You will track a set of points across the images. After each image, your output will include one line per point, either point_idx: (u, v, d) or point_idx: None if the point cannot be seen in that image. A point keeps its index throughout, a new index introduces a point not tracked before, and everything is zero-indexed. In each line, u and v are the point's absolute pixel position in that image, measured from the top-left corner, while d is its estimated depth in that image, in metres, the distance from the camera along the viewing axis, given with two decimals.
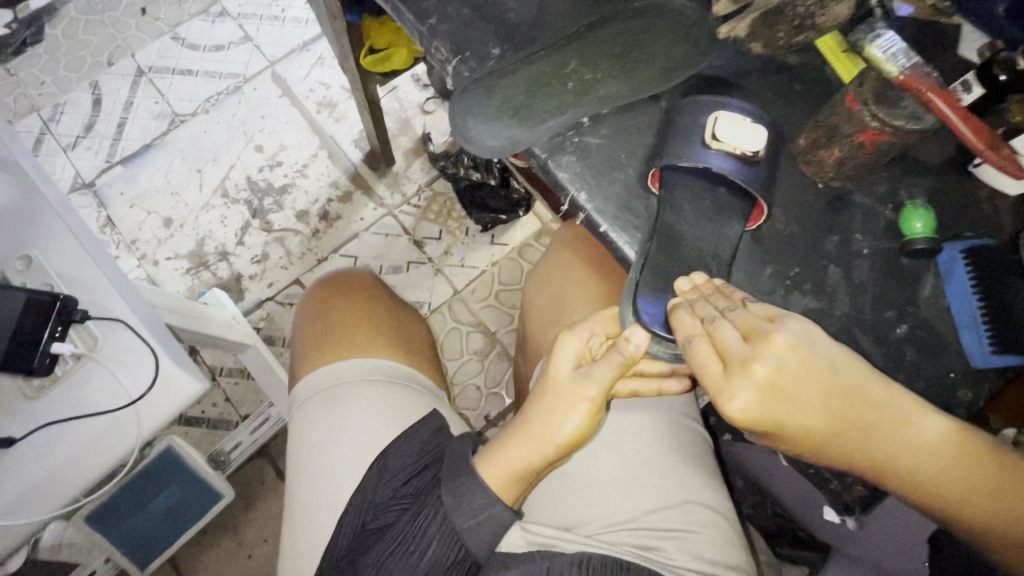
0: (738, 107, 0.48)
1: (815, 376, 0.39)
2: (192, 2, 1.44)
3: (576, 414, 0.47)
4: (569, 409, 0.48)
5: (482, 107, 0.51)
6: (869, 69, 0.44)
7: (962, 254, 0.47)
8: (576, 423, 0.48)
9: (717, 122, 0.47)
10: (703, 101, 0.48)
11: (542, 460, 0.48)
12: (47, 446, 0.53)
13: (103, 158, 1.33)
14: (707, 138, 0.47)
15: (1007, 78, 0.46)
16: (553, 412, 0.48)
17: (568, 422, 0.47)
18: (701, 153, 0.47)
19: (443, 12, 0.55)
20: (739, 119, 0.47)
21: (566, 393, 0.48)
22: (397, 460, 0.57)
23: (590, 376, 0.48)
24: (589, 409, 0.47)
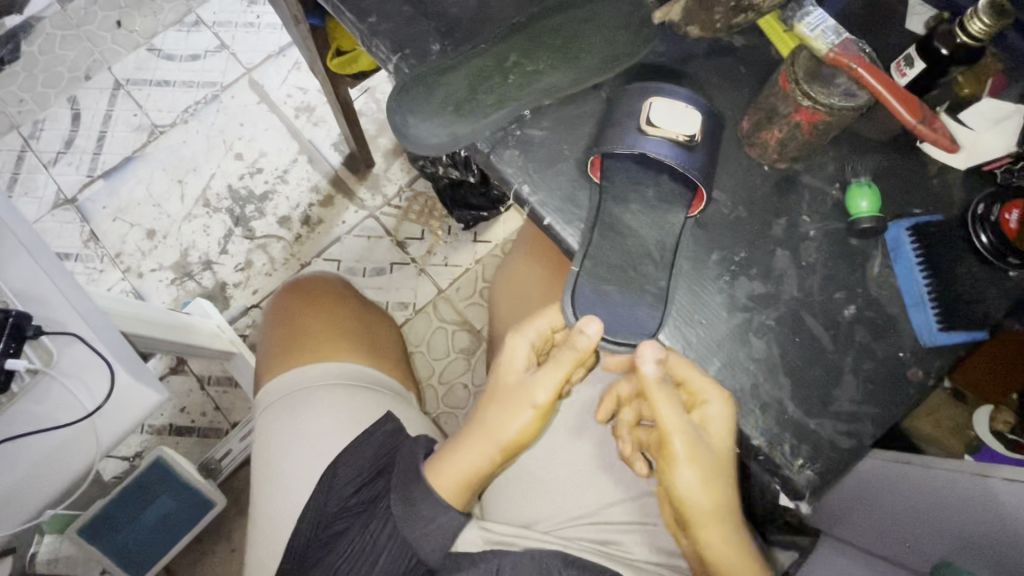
0: (675, 92, 0.47)
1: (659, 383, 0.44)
2: (166, 12, 1.44)
3: (523, 417, 0.48)
4: (514, 413, 0.48)
5: (424, 107, 0.50)
6: (801, 50, 0.43)
7: (908, 232, 0.46)
8: (522, 425, 0.48)
9: (653, 107, 0.46)
10: (641, 87, 0.47)
11: (489, 464, 0.49)
12: (5, 464, 0.53)
13: (84, 173, 1.33)
14: (643, 125, 0.46)
15: (949, 51, 0.45)
16: (500, 415, 0.48)
17: (514, 425, 0.48)
18: (638, 140, 0.46)
19: (385, 10, 0.54)
20: (675, 105, 0.46)
21: (514, 395, 0.49)
22: (349, 468, 0.57)
23: (536, 377, 0.48)
24: (534, 413, 0.48)
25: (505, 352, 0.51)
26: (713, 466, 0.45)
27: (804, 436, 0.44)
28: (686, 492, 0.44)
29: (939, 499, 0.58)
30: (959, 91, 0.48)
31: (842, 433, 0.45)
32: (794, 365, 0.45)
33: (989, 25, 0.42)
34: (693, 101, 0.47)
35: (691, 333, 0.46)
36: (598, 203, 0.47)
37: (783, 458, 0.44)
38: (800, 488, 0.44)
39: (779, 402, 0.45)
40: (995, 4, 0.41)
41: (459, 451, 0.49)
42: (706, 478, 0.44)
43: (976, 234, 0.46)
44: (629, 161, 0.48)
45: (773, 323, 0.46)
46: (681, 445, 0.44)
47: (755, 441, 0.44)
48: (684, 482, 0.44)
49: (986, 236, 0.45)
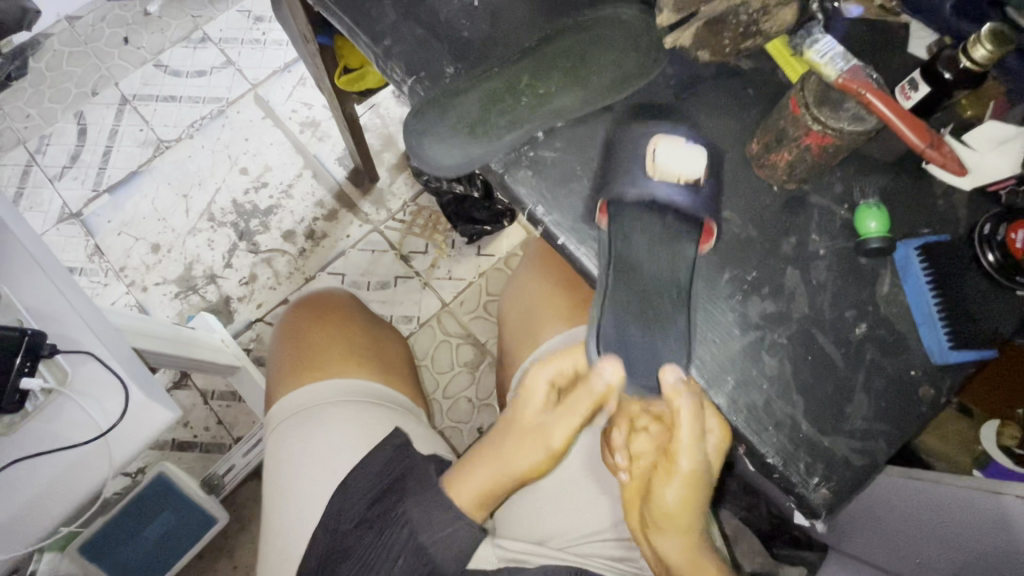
0: (674, 133, 0.48)
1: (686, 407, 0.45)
2: (173, 30, 1.46)
3: (538, 453, 0.51)
4: (531, 447, 0.52)
5: (440, 129, 0.51)
6: (810, 75, 0.45)
7: (917, 251, 0.47)
8: (538, 455, 0.51)
9: (656, 147, 0.47)
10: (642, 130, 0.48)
11: (504, 488, 0.53)
12: (17, 483, 0.53)
13: (89, 187, 1.34)
14: (651, 166, 0.47)
15: (953, 75, 0.46)
16: (516, 448, 0.52)
17: (527, 458, 0.52)
18: (648, 180, 0.46)
19: (399, 34, 0.55)
20: (677, 145, 0.47)
21: (534, 428, 0.51)
22: (357, 487, 0.57)
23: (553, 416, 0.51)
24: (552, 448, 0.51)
25: (527, 386, 0.52)
26: (697, 484, 0.48)
27: (819, 455, 0.45)
28: (668, 503, 0.48)
29: (946, 515, 0.58)
30: (963, 112, 0.50)
31: (854, 450, 0.45)
32: (807, 383, 0.46)
33: (993, 50, 0.43)
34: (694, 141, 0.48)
35: (704, 351, 0.46)
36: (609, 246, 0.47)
37: (798, 477, 0.44)
38: (816, 508, 0.44)
39: (792, 419, 0.45)
40: (997, 31, 0.43)
41: (475, 472, 0.53)
42: (688, 494, 0.48)
43: (982, 253, 0.47)
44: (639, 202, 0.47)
45: (785, 341, 0.47)
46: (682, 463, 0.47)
47: (770, 459, 0.45)
48: (668, 494, 0.48)
49: (992, 255, 0.46)
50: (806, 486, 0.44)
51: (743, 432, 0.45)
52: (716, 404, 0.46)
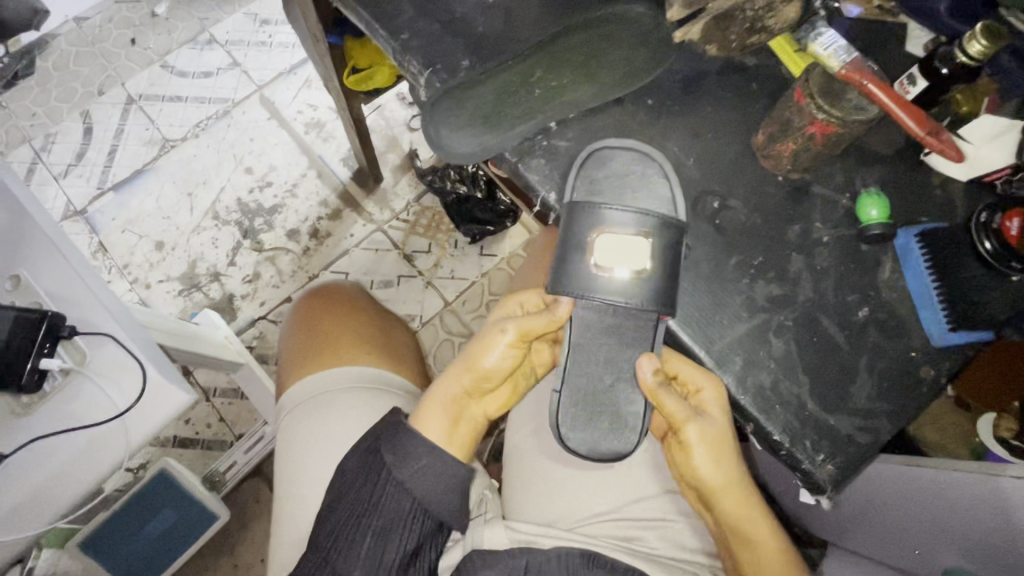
0: (622, 213, 0.48)
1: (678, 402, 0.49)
2: (180, 31, 1.48)
3: (496, 347, 0.55)
4: (490, 342, 0.55)
5: (456, 119, 0.53)
6: (815, 67, 0.47)
7: (917, 238, 0.49)
8: (496, 355, 0.55)
9: (599, 243, 0.48)
10: (588, 210, 0.49)
11: (457, 388, 0.56)
12: (36, 461, 0.54)
13: (94, 185, 1.35)
14: (594, 264, 0.48)
15: (949, 70, 0.48)
16: (481, 344, 0.55)
17: (489, 354, 0.55)
18: (590, 281, 0.48)
19: (415, 28, 0.57)
20: (622, 235, 0.48)
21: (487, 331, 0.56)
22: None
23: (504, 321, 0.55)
24: (502, 338, 0.54)
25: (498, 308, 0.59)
26: (722, 447, 0.50)
27: (823, 433, 0.46)
28: (702, 472, 0.50)
29: (945, 502, 0.60)
30: (958, 108, 0.52)
31: (858, 429, 0.47)
32: (812, 363, 0.48)
33: (987, 45, 0.45)
34: (644, 220, 0.48)
35: (712, 333, 0.48)
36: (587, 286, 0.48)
37: (803, 453, 0.46)
38: (821, 483, 0.46)
39: (798, 398, 0.47)
40: (989, 28, 0.45)
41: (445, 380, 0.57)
42: (717, 457, 0.50)
43: (980, 240, 0.48)
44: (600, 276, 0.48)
45: (791, 324, 0.48)
46: (693, 435, 0.49)
47: (776, 436, 0.46)
48: (697, 461, 0.50)
49: (989, 243, 0.47)
50: (812, 462, 0.46)
51: (750, 410, 0.47)
52: (723, 383, 0.47)
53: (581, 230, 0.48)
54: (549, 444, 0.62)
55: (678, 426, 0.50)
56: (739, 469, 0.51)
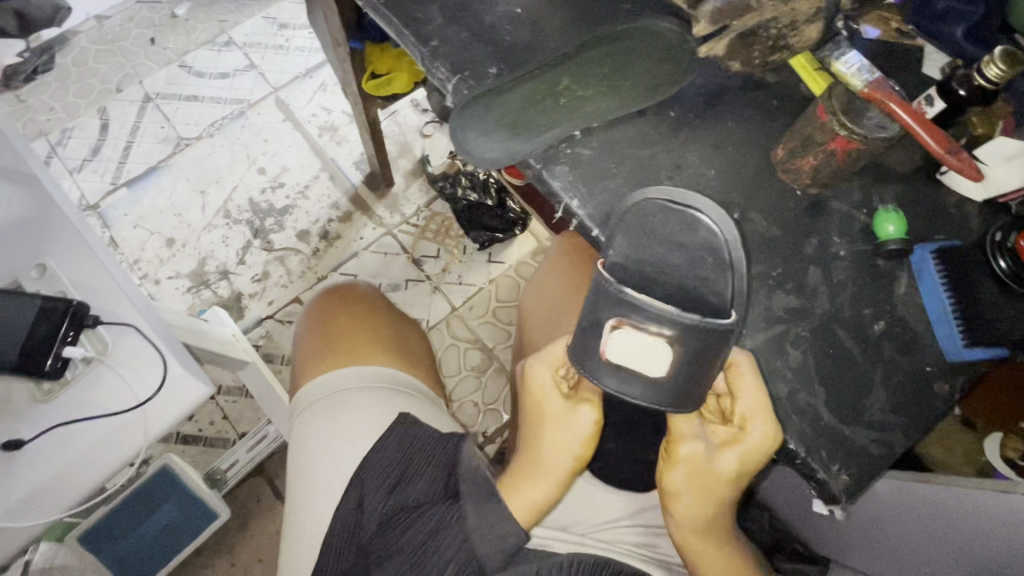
0: (647, 309, 0.46)
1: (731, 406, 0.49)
2: (199, 32, 1.50)
3: (579, 439, 0.53)
4: (571, 438, 0.53)
5: (485, 126, 0.55)
6: (837, 85, 0.48)
7: (933, 255, 0.50)
8: (578, 448, 0.53)
9: (616, 332, 0.46)
10: (614, 296, 0.46)
11: (556, 490, 0.54)
12: (55, 448, 0.54)
13: (108, 180, 1.36)
14: (601, 349, 0.47)
15: (967, 92, 0.49)
16: (558, 444, 0.53)
17: (575, 449, 0.53)
18: (605, 374, 0.47)
19: (444, 36, 0.58)
20: (638, 333, 0.46)
21: (570, 426, 0.53)
22: (376, 473, 0.59)
23: (587, 414, 0.53)
24: (591, 432, 0.53)
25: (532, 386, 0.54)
26: (708, 480, 0.51)
27: (839, 443, 0.47)
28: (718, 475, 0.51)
29: (955, 519, 0.59)
30: (975, 130, 0.53)
31: (874, 440, 0.47)
32: (828, 374, 0.48)
33: (1005, 69, 0.46)
34: (670, 321, 0.45)
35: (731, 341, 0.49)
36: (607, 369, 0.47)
37: (818, 463, 0.47)
38: (836, 493, 0.46)
39: (813, 409, 0.48)
40: (1009, 53, 0.47)
41: (527, 480, 0.54)
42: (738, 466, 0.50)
43: (994, 259, 0.49)
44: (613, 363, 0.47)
45: (808, 335, 0.49)
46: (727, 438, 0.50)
47: (793, 446, 0.47)
48: (672, 480, 0.51)
49: (1003, 261, 0.49)
50: (827, 471, 0.46)
51: None
52: None
53: (601, 316, 0.47)
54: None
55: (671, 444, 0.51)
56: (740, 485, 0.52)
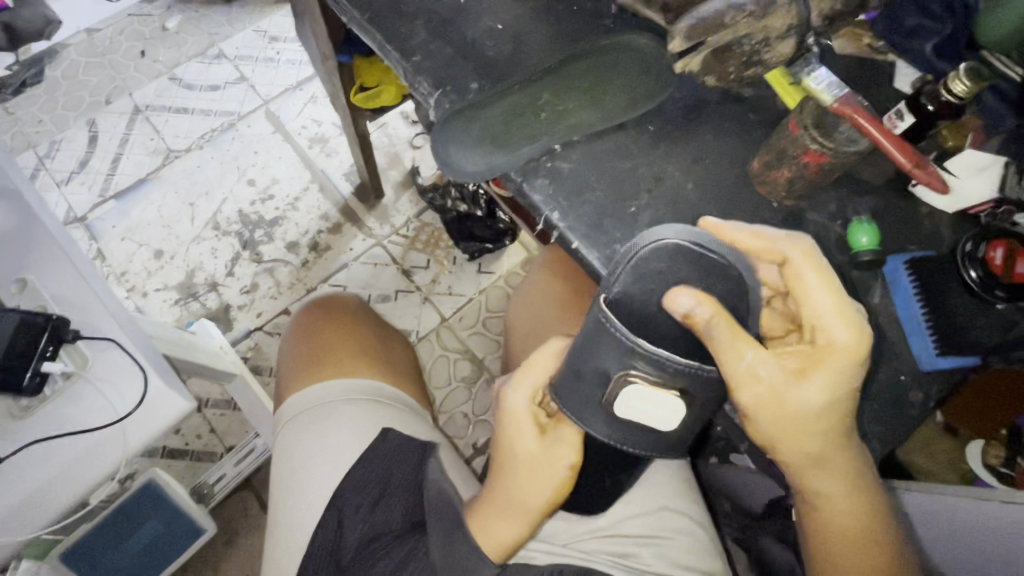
0: (661, 362, 0.44)
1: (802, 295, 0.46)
2: (189, 45, 1.51)
3: (554, 481, 0.50)
4: (547, 478, 0.50)
5: (466, 140, 0.56)
6: (808, 100, 0.50)
7: (905, 265, 0.51)
8: (551, 490, 0.51)
9: (624, 386, 0.44)
10: (624, 345, 0.44)
11: (527, 527, 0.52)
12: (32, 465, 0.53)
13: (96, 193, 1.35)
14: (605, 401, 0.45)
15: (935, 107, 0.50)
16: (530, 486, 0.51)
17: (544, 492, 0.50)
18: (597, 419, 0.47)
19: (427, 51, 0.59)
20: (653, 387, 0.44)
21: (547, 464, 0.50)
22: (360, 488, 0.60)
23: (565, 453, 0.50)
24: (566, 475, 0.50)
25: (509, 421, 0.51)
26: (796, 424, 0.46)
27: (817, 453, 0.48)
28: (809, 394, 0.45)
29: (937, 526, 0.60)
30: (945, 142, 0.56)
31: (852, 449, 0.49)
32: None
33: (970, 85, 0.48)
34: (680, 374, 0.44)
35: None
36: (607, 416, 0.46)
37: None
38: None
39: None
40: (973, 69, 0.48)
41: (492, 512, 0.52)
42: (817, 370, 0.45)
43: (965, 268, 0.50)
44: (614, 409, 0.46)
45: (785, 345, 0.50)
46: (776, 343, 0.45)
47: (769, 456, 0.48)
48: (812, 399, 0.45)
49: (975, 271, 0.50)
50: None
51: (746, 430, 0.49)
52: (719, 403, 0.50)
53: (603, 365, 0.45)
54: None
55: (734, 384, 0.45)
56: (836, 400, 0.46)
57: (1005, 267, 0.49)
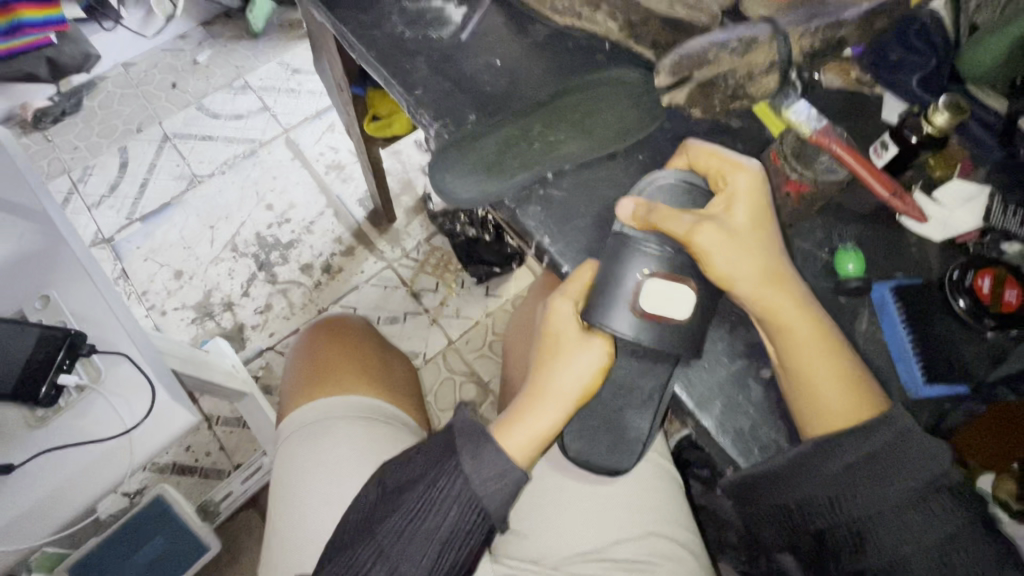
0: (665, 258, 0.49)
1: (709, 164, 0.51)
2: (217, 77, 1.59)
3: (585, 362, 0.51)
4: (579, 358, 0.51)
5: (461, 168, 0.58)
6: (787, 131, 0.52)
7: (891, 292, 0.52)
8: (585, 373, 0.50)
9: (643, 284, 0.49)
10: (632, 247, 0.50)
11: (563, 417, 0.51)
12: (43, 473, 0.56)
13: (123, 216, 1.42)
14: (629, 298, 0.49)
15: (917, 139, 0.51)
16: (559, 367, 0.51)
17: (579, 370, 0.51)
18: (621, 316, 0.49)
19: (428, 85, 0.62)
20: (666, 279, 0.49)
21: (568, 360, 0.51)
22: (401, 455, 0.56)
23: (592, 355, 0.51)
24: (602, 361, 0.51)
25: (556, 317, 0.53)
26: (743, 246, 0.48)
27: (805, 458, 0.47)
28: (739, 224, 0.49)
29: None
30: (933, 171, 0.55)
31: None
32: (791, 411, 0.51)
33: (950, 118, 0.49)
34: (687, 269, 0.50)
35: (694, 376, 0.51)
36: (624, 318, 0.49)
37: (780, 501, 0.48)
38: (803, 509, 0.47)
39: (776, 443, 0.50)
40: (954, 103, 0.49)
41: (531, 413, 0.52)
42: (754, 210, 0.49)
43: (953, 298, 0.51)
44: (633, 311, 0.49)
45: (770, 370, 0.52)
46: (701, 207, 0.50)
47: None
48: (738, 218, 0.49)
49: (963, 301, 0.50)
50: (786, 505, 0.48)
51: (731, 453, 0.49)
52: (705, 427, 0.50)
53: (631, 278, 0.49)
54: (545, 453, 0.64)
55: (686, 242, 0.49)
56: (766, 236, 0.49)
57: (992, 296, 0.50)
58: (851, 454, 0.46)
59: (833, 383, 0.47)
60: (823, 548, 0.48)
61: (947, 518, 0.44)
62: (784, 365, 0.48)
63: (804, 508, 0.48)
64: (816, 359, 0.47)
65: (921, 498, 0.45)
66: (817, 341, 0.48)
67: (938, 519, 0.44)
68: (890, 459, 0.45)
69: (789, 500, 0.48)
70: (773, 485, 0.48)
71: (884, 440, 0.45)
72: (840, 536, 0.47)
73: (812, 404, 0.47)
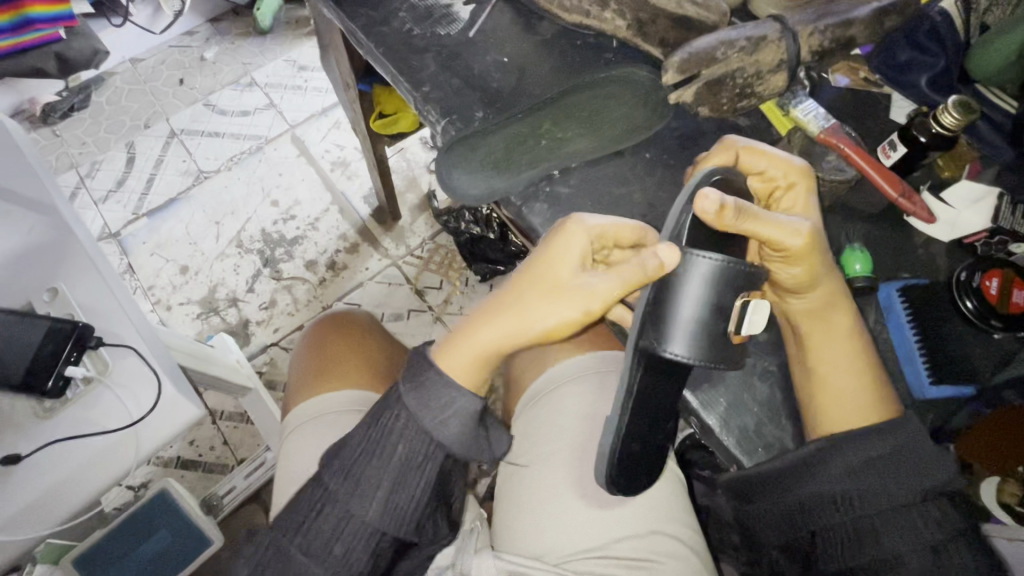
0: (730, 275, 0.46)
1: (762, 164, 0.49)
2: (224, 74, 1.60)
3: (562, 312, 0.47)
4: (563, 304, 0.47)
5: (467, 165, 0.58)
6: (796, 132, 0.55)
7: (898, 293, 0.52)
8: (559, 319, 0.47)
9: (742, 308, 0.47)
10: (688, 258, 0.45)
11: (510, 347, 0.49)
12: (50, 464, 0.56)
13: (130, 211, 1.43)
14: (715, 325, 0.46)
15: (926, 138, 0.51)
16: (543, 303, 0.47)
17: (554, 316, 0.47)
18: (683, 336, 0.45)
19: (436, 82, 0.62)
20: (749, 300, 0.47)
21: (574, 291, 0.46)
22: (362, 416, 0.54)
23: (599, 281, 0.46)
24: (578, 315, 0.47)
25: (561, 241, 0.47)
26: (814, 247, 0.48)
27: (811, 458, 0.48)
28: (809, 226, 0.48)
29: None
30: (941, 172, 0.56)
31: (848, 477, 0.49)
32: (795, 410, 0.51)
33: (959, 118, 0.49)
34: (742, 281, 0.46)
35: (698, 374, 0.51)
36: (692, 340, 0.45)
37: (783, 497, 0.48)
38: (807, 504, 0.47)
39: (781, 442, 0.50)
40: (962, 103, 0.49)
41: (487, 328, 0.49)
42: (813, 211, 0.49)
43: (961, 299, 0.50)
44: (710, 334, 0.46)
45: (775, 369, 0.52)
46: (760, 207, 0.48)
47: None
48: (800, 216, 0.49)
49: (971, 302, 0.50)
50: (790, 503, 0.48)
51: (736, 451, 0.49)
52: (709, 426, 0.50)
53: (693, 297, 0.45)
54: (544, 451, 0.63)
55: (774, 244, 0.46)
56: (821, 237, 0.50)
57: (1001, 297, 0.49)
58: (869, 451, 0.47)
59: (857, 379, 0.49)
60: (817, 548, 0.49)
61: (945, 519, 0.46)
62: (804, 363, 0.50)
63: (805, 506, 0.48)
64: (844, 356, 0.50)
65: (922, 501, 0.46)
66: (844, 337, 0.50)
67: (937, 521, 0.46)
68: (902, 460, 0.47)
69: (792, 495, 0.48)
70: (781, 487, 0.48)
71: (894, 443, 0.47)
72: (838, 534, 0.48)
73: (834, 403, 0.48)
